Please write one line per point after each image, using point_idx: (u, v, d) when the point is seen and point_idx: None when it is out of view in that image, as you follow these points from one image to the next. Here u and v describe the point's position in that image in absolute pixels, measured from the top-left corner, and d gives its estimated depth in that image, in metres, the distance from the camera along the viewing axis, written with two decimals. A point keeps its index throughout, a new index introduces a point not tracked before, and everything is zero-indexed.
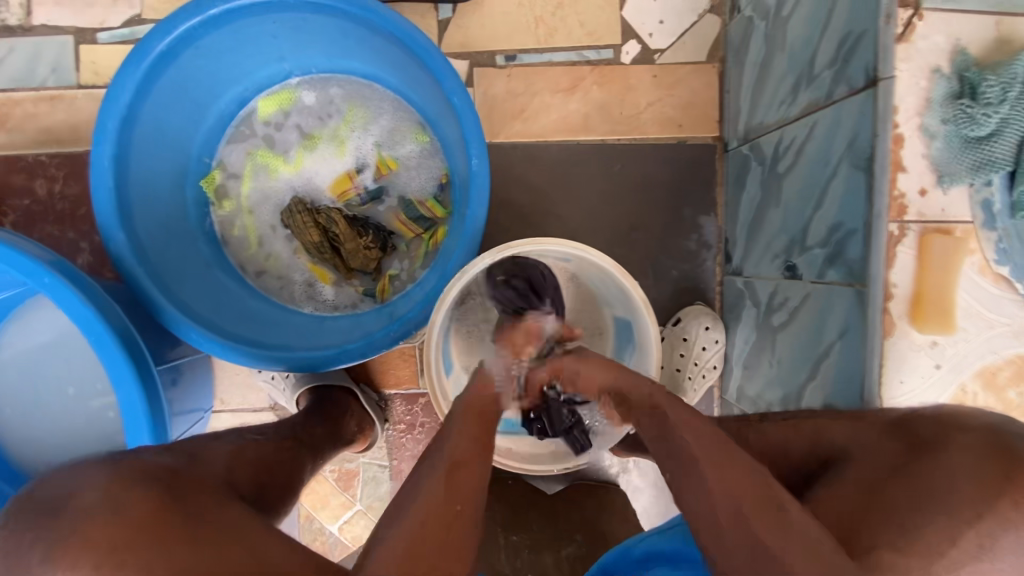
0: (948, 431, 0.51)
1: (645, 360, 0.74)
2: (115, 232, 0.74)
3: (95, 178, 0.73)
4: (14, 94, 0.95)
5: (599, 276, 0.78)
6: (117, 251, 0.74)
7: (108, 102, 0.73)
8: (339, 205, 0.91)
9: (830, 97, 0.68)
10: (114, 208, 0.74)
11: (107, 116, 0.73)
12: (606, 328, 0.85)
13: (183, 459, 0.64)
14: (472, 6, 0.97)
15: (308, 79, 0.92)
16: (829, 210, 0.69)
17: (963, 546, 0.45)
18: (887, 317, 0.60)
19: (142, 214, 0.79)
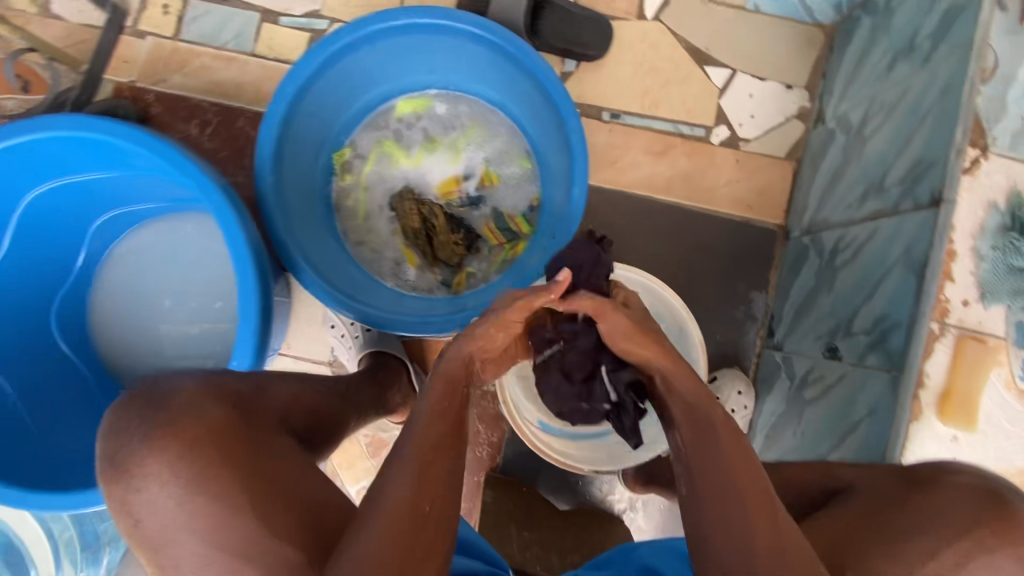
0: (943, 474, 0.62)
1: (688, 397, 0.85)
2: (267, 174, 0.86)
3: (264, 128, 0.86)
4: (198, 48, 1.12)
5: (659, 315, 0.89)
6: (265, 190, 0.86)
7: (294, 72, 0.87)
8: (441, 202, 1.04)
9: (896, 208, 0.79)
10: (272, 155, 0.87)
11: (289, 83, 0.87)
12: None
13: (252, 387, 0.72)
14: (593, 67, 1.12)
15: (444, 93, 1.05)
16: (878, 302, 0.78)
17: (943, 560, 0.55)
18: (917, 402, 0.68)
19: (287, 167, 0.92)
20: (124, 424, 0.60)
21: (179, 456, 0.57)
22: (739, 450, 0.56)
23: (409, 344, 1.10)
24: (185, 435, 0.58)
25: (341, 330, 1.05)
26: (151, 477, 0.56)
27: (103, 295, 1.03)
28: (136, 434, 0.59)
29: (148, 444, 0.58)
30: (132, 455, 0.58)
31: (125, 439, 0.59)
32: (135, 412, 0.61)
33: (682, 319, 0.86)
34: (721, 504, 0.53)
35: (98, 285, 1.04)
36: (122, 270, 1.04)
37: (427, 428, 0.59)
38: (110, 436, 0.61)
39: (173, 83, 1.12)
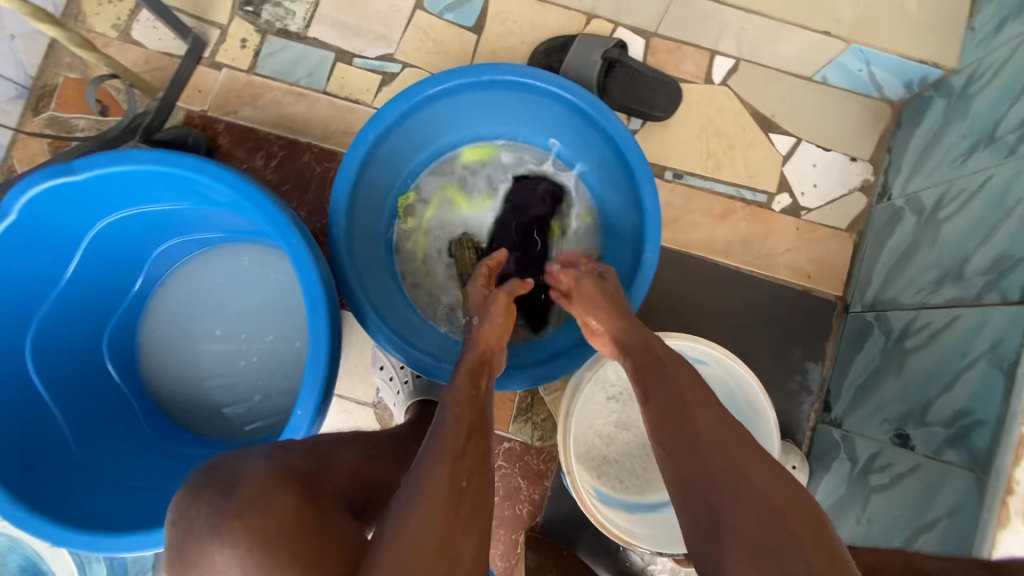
0: None
1: None
2: (340, 219, 0.87)
3: (341, 173, 0.87)
4: (271, 82, 1.14)
5: (727, 391, 0.87)
6: (336, 234, 0.87)
7: (375, 120, 0.88)
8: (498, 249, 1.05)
9: (979, 300, 0.78)
10: (347, 199, 0.87)
11: (369, 131, 0.88)
12: None
13: (316, 462, 0.65)
14: (658, 126, 1.13)
15: (511, 143, 1.06)
16: (958, 395, 0.76)
17: None
18: (1005, 509, 0.64)
19: (359, 211, 0.92)
20: (193, 513, 0.55)
21: (251, 548, 0.53)
22: (684, 372, 0.65)
23: None
24: (254, 529, 0.54)
25: (390, 373, 1.03)
26: (221, 572, 0.53)
27: (157, 319, 1.03)
28: (204, 526, 0.54)
29: (220, 541, 0.53)
30: (201, 543, 0.54)
31: (195, 528, 0.54)
32: (206, 500, 0.55)
33: (758, 402, 0.83)
34: (674, 408, 0.61)
35: (151, 309, 1.03)
36: (176, 295, 1.04)
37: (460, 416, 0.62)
38: (179, 524, 0.56)
39: (244, 115, 1.14)
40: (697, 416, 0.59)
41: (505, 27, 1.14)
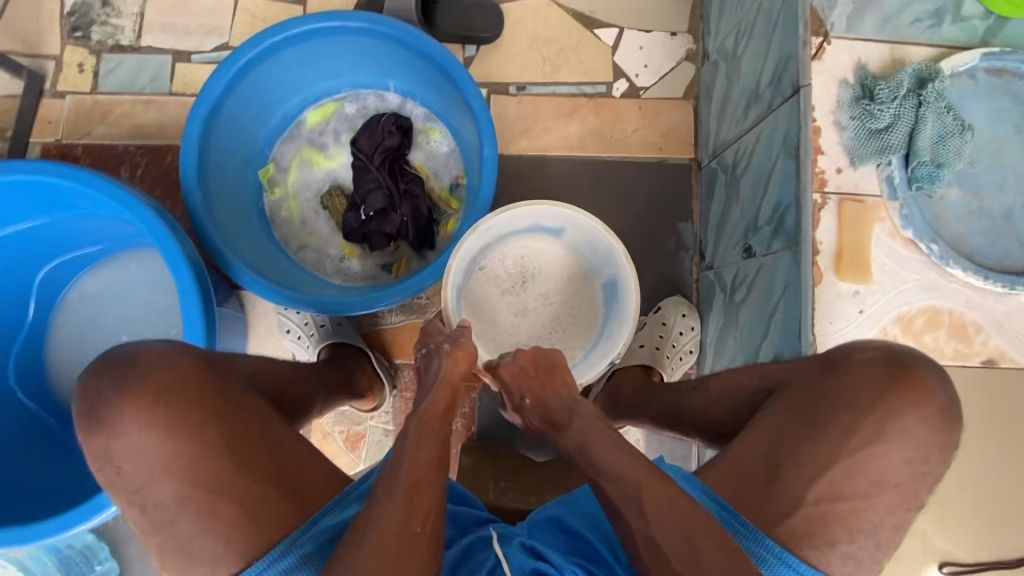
0: (851, 352, 0.65)
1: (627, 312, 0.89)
2: (194, 190, 0.91)
3: (184, 149, 0.91)
4: (117, 97, 1.17)
5: (586, 241, 0.94)
6: (194, 205, 0.90)
7: (204, 93, 0.93)
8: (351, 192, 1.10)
9: (770, 108, 0.87)
10: (196, 173, 0.92)
11: (200, 104, 0.92)
12: (596, 297, 0.99)
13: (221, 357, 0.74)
14: (492, 48, 1.20)
15: (351, 95, 1.11)
16: (773, 193, 0.84)
17: (862, 432, 0.60)
18: (815, 267, 0.74)
19: (216, 184, 0.97)
20: (100, 380, 0.63)
21: (155, 398, 0.62)
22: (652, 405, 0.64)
23: (367, 336, 1.13)
24: (160, 383, 0.62)
25: (295, 332, 1.08)
26: (130, 422, 0.61)
27: (60, 341, 1.04)
28: (111, 387, 0.62)
29: (124, 397, 0.61)
30: (110, 409, 0.61)
31: (98, 399, 0.62)
32: (111, 370, 0.64)
33: (606, 241, 0.90)
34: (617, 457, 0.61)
35: (52, 334, 1.04)
36: (75, 316, 1.05)
37: (413, 460, 0.60)
38: (86, 392, 0.63)
39: (99, 134, 1.16)
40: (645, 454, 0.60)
41: None
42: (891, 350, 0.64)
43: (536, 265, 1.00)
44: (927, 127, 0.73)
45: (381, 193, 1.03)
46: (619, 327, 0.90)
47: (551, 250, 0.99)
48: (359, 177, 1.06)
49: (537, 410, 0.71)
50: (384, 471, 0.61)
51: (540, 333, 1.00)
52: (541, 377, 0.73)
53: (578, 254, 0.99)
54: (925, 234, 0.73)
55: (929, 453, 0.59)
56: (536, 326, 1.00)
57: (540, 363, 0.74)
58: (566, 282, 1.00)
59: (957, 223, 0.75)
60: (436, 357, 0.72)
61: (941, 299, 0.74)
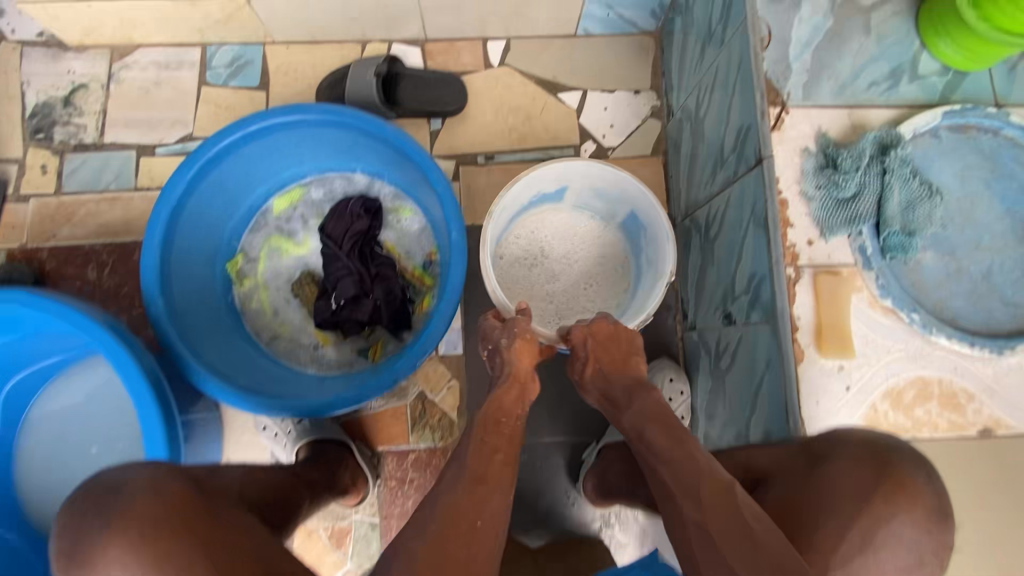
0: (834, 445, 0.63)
1: (659, 253, 0.94)
2: (156, 298, 0.88)
3: (145, 257, 0.89)
4: (81, 196, 1.16)
5: (595, 184, 1.00)
6: (157, 314, 0.88)
7: (163, 197, 0.91)
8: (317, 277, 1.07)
9: (736, 175, 0.85)
10: (158, 280, 0.89)
11: (161, 209, 0.90)
12: (611, 237, 1.08)
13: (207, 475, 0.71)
14: (457, 119, 1.20)
15: (317, 179, 1.10)
16: (747, 262, 0.82)
17: (851, 540, 0.57)
18: (796, 345, 0.71)
19: (180, 287, 0.95)
20: (82, 518, 0.60)
21: (143, 535, 0.58)
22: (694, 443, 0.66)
23: (347, 424, 1.09)
24: (145, 518, 0.59)
25: (273, 429, 1.04)
26: (113, 563, 0.57)
27: (28, 459, 1.01)
28: (96, 523, 0.59)
29: (109, 535, 0.58)
30: (95, 547, 0.58)
31: (85, 530, 0.59)
32: (93, 507, 0.60)
33: (613, 176, 0.96)
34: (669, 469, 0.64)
35: (22, 450, 1.01)
36: (45, 430, 1.02)
37: (479, 447, 0.69)
38: (70, 528, 0.60)
39: (65, 235, 1.15)
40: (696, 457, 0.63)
41: (289, 77, 1.20)
42: (873, 443, 0.62)
43: (556, 237, 1.08)
44: (894, 194, 0.71)
45: (352, 280, 1.01)
46: (660, 241, 0.93)
47: (565, 218, 1.08)
48: (328, 263, 1.04)
49: (596, 380, 0.79)
50: (451, 466, 0.68)
51: (582, 299, 1.06)
52: (602, 352, 0.81)
53: (588, 212, 1.08)
54: (905, 302, 0.71)
55: (925, 557, 0.57)
56: (575, 294, 1.05)
57: (594, 340, 0.81)
58: (589, 245, 1.08)
59: (935, 287, 0.73)
60: (501, 346, 0.81)
61: (928, 368, 0.72)
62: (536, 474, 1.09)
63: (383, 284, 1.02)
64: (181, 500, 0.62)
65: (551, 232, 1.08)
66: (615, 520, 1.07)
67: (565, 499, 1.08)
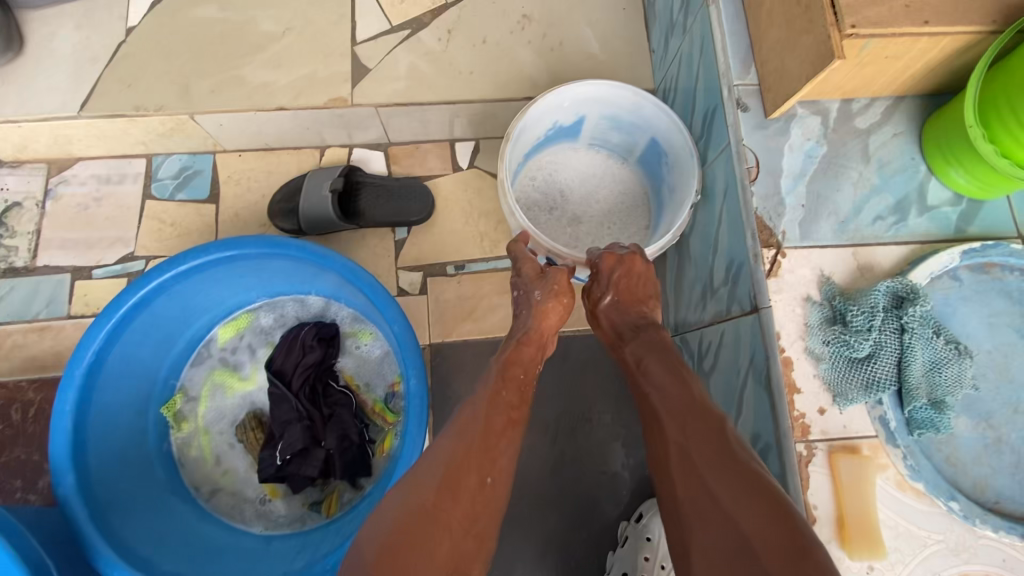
0: None
1: (678, 168, 0.85)
2: (64, 476, 0.76)
3: (55, 423, 0.77)
4: (8, 327, 1.05)
5: (613, 118, 0.91)
6: (66, 497, 0.75)
7: (78, 352, 0.79)
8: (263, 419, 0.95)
9: (729, 313, 0.75)
10: (69, 450, 0.77)
11: (74, 366, 0.79)
12: (631, 176, 0.99)
13: None
14: (424, 227, 1.11)
15: (266, 303, 1.00)
16: (747, 419, 0.71)
17: None
18: None
19: (99, 449, 0.83)
20: None
21: None
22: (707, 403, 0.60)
23: None
24: None
25: None
26: None
27: None
28: None
29: None
30: None
31: None
32: None
33: (631, 100, 0.85)
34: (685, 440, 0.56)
35: None
36: None
37: (488, 406, 0.66)
38: None
39: None
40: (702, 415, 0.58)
41: (241, 187, 1.11)
42: None
43: (576, 178, 0.99)
44: (917, 356, 0.61)
45: (302, 426, 0.89)
46: (684, 166, 0.83)
47: (584, 157, 0.99)
48: (275, 404, 0.92)
49: (612, 311, 0.76)
50: (464, 407, 0.67)
51: (610, 235, 0.96)
52: (625, 285, 0.76)
53: (608, 151, 0.99)
54: (941, 488, 0.60)
55: None
56: (600, 231, 0.95)
57: (623, 273, 0.76)
58: (612, 181, 0.99)
59: (974, 463, 0.63)
60: (532, 299, 0.78)
61: (974, 563, 0.60)
62: None
63: (338, 427, 0.90)
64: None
65: (569, 169, 0.99)
66: None
67: None
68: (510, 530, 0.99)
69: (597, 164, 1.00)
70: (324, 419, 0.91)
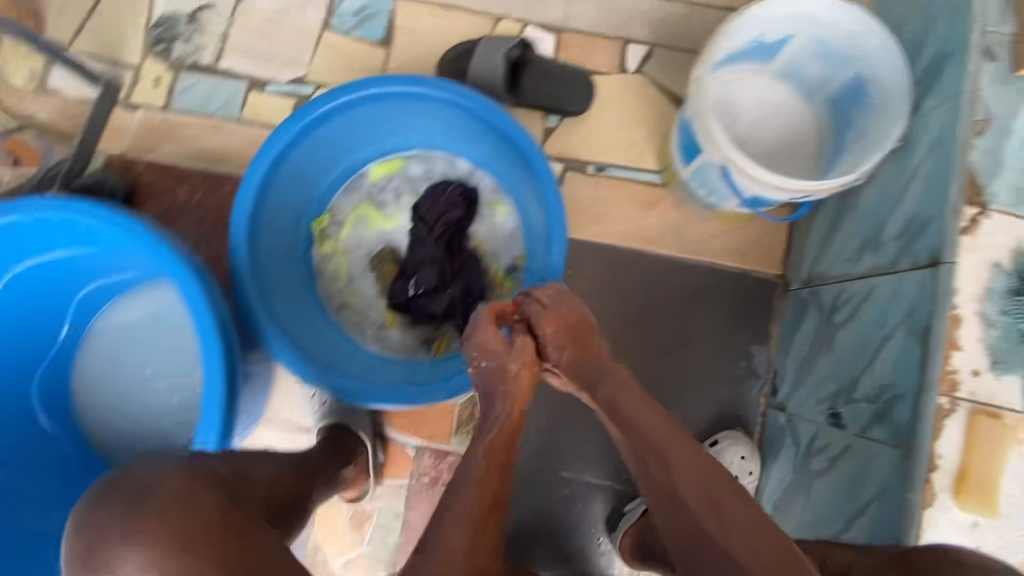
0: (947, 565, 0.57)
1: (883, 108, 0.81)
2: (241, 250, 0.85)
3: (239, 202, 0.86)
4: (187, 117, 1.14)
5: (827, 42, 0.87)
6: (239, 268, 0.85)
7: (268, 145, 0.87)
8: (397, 254, 1.03)
9: (894, 266, 0.74)
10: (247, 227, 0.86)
11: (263, 157, 0.86)
12: (817, 115, 0.96)
13: (234, 470, 0.68)
14: (576, 121, 1.11)
15: (419, 154, 1.05)
16: (880, 369, 0.72)
17: None
18: (929, 486, 0.62)
19: (265, 237, 0.91)
20: (102, 515, 0.56)
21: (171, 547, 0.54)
22: (682, 450, 0.62)
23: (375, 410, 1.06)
24: (171, 529, 0.55)
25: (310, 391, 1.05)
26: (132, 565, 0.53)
27: (90, 366, 1.02)
28: (114, 529, 0.55)
29: (129, 535, 0.54)
30: (112, 547, 0.54)
31: (104, 531, 0.55)
32: (118, 502, 0.56)
33: (861, 22, 0.80)
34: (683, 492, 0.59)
35: (80, 357, 1.02)
36: (100, 342, 1.02)
37: (492, 446, 0.65)
38: (86, 528, 0.56)
39: (164, 153, 1.14)
40: (682, 463, 0.61)
41: (414, 38, 1.13)
42: None
43: (756, 101, 0.97)
44: None
45: (435, 270, 0.96)
46: (891, 112, 0.80)
47: (774, 82, 0.97)
48: (414, 247, 0.99)
49: (570, 354, 0.74)
50: (464, 458, 0.64)
51: (775, 166, 0.96)
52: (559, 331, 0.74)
53: (792, 86, 0.97)
54: None
55: None
56: (769, 157, 0.96)
57: (563, 324, 0.74)
58: (784, 120, 0.97)
59: None
60: (507, 370, 0.72)
61: None
62: (570, 511, 1.03)
63: (466, 279, 0.97)
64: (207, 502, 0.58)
65: (758, 90, 0.97)
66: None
67: (594, 543, 1.02)
68: (583, 423, 1.04)
69: (786, 94, 0.98)
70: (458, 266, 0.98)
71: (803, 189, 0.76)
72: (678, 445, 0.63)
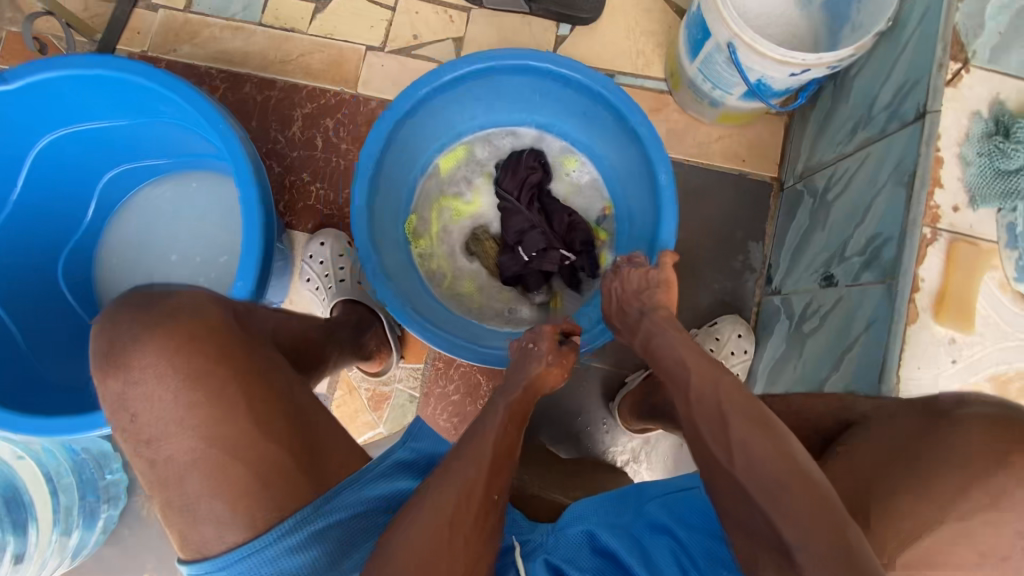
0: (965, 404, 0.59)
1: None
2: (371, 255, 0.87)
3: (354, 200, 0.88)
4: (208, 19, 1.17)
5: None
6: (363, 241, 0.88)
7: (361, 157, 0.88)
8: (490, 232, 1.09)
9: (883, 132, 0.81)
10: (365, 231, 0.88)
11: (361, 173, 0.88)
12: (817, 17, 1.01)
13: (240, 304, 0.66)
14: (586, 31, 1.16)
15: (479, 136, 1.09)
16: (870, 224, 0.79)
17: (974, 497, 0.52)
18: (912, 305, 0.68)
19: (379, 238, 0.94)
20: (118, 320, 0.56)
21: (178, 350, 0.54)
22: (709, 385, 0.59)
23: None
24: (184, 330, 0.55)
25: (314, 283, 1.08)
26: (148, 371, 0.53)
27: (112, 250, 1.04)
28: (130, 325, 0.55)
29: (141, 335, 0.54)
30: (129, 351, 0.54)
31: (118, 340, 0.55)
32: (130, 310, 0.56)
33: None
34: (709, 426, 0.56)
35: (102, 240, 1.04)
36: (123, 227, 1.05)
37: (516, 402, 0.68)
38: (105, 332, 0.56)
39: (184, 53, 1.16)
40: (719, 388, 0.58)
41: None
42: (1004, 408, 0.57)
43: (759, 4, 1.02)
44: None
45: (538, 233, 1.00)
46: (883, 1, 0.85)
47: None
48: (508, 217, 1.03)
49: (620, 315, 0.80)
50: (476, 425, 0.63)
51: None
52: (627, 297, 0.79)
53: None
54: None
55: None
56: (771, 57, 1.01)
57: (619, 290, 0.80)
58: (785, 22, 1.02)
59: None
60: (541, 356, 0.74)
61: None
62: (577, 395, 1.08)
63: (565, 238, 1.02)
64: (211, 335, 0.56)
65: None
66: (645, 461, 1.07)
67: (599, 425, 1.07)
68: None
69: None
70: (558, 228, 1.03)
71: (805, 62, 0.82)
72: (706, 370, 0.61)
